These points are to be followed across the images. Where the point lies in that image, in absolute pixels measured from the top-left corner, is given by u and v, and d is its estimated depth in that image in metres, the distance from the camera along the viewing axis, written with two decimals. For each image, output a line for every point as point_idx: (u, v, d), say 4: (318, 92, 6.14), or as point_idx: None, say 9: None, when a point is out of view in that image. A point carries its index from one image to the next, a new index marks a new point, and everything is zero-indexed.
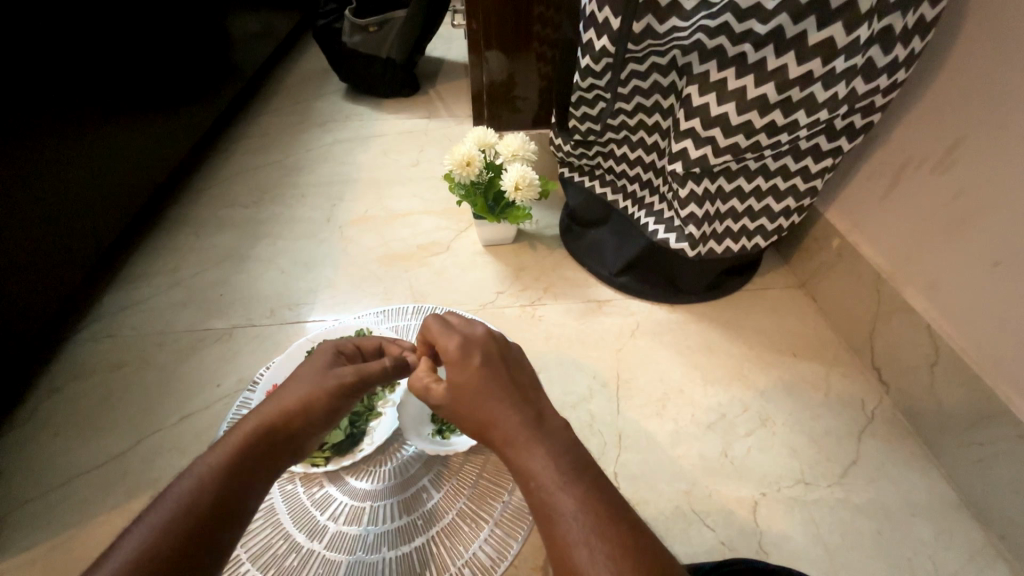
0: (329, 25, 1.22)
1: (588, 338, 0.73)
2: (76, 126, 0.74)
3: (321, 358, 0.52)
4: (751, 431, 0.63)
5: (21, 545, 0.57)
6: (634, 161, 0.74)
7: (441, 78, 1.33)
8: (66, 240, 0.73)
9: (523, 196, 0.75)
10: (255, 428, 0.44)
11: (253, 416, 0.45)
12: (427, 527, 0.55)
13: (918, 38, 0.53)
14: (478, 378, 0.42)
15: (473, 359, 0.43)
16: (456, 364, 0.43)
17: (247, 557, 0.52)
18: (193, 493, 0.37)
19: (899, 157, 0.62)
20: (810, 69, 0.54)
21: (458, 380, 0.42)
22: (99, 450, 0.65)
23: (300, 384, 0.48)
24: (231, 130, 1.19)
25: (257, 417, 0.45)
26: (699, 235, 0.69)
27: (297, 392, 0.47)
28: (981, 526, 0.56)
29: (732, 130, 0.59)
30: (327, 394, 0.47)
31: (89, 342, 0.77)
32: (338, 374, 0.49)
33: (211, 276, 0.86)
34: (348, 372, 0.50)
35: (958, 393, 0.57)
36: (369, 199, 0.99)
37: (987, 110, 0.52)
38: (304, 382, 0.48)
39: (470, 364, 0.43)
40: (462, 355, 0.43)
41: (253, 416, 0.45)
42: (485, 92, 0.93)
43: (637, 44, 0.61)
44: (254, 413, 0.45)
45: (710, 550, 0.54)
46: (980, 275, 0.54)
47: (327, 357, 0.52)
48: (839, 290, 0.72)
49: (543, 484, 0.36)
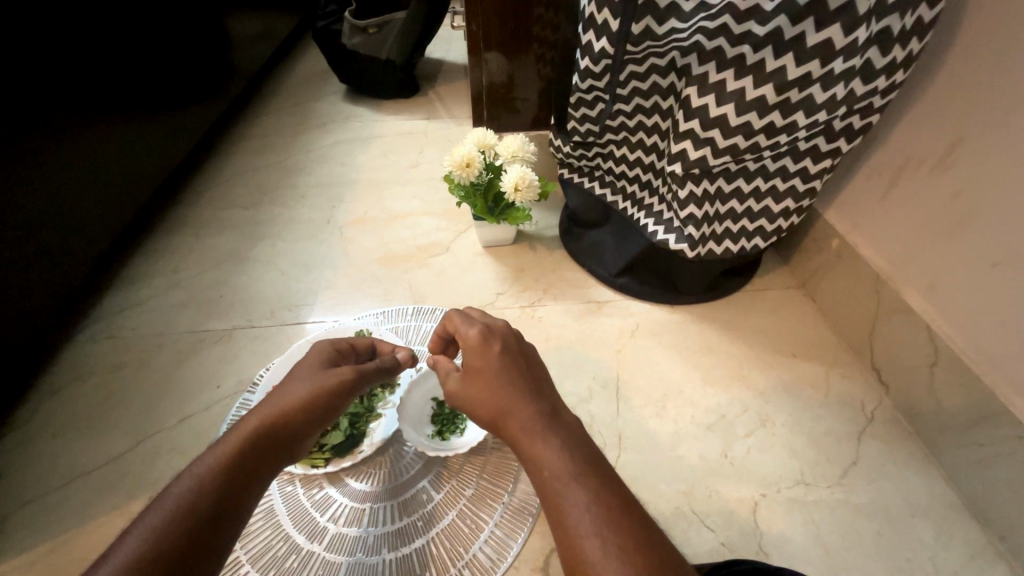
0: (329, 27, 1.21)
1: (588, 338, 0.73)
2: (77, 126, 0.74)
3: (318, 355, 0.52)
4: (751, 432, 0.63)
5: (21, 546, 0.57)
6: (634, 162, 0.75)
7: (441, 79, 1.34)
8: (66, 241, 0.73)
9: (523, 197, 0.75)
10: (256, 427, 0.44)
11: (252, 415, 0.45)
12: (427, 528, 0.55)
13: (916, 39, 0.53)
14: (495, 366, 0.44)
15: (493, 346, 0.45)
16: (477, 350, 0.45)
17: (247, 559, 0.52)
18: (192, 493, 0.37)
19: (898, 158, 0.62)
20: (809, 70, 0.54)
21: (476, 366, 0.45)
22: (99, 451, 0.65)
23: (298, 383, 0.48)
24: (231, 131, 1.20)
25: (255, 417, 0.45)
26: (698, 236, 0.69)
27: (296, 392, 0.47)
28: (982, 527, 0.56)
29: (732, 131, 0.59)
30: (325, 394, 0.48)
31: (89, 343, 0.77)
32: (336, 373, 0.50)
33: (212, 277, 0.86)
34: (346, 371, 0.50)
35: (958, 394, 0.57)
36: (370, 200, 0.99)
37: (987, 110, 0.52)
38: (301, 381, 0.48)
39: (490, 350, 0.45)
40: (484, 342, 0.46)
41: (251, 416, 0.45)
42: (485, 93, 0.93)
43: (637, 45, 0.61)
44: (253, 412, 0.45)
45: (710, 551, 0.54)
46: (980, 275, 0.54)
47: (325, 356, 0.52)
48: (839, 291, 0.72)
49: (555, 474, 0.37)
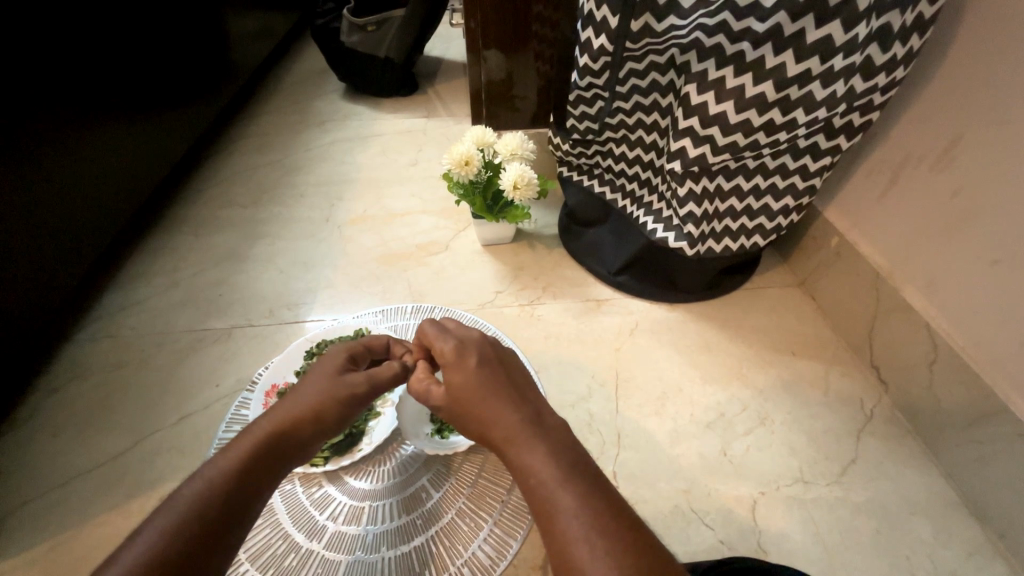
0: (327, 24, 1.22)
1: (587, 337, 0.73)
2: (75, 126, 0.74)
3: (333, 359, 0.52)
4: (750, 430, 0.63)
5: (22, 545, 0.57)
6: (633, 160, 0.74)
7: (440, 78, 1.34)
8: (66, 239, 0.73)
9: (522, 196, 0.75)
10: (266, 431, 0.43)
11: (264, 420, 0.45)
12: (426, 527, 0.55)
13: (916, 35, 0.52)
14: (474, 376, 0.44)
15: (468, 359, 0.46)
16: (454, 363, 0.46)
17: (246, 558, 0.52)
18: (202, 496, 0.37)
19: (898, 154, 0.62)
20: (807, 67, 0.54)
21: (454, 379, 0.45)
22: (99, 449, 0.65)
23: (313, 388, 0.48)
24: (231, 129, 1.20)
25: (267, 422, 0.45)
26: (698, 234, 0.69)
27: (311, 398, 0.47)
28: (980, 524, 0.56)
29: (731, 129, 0.59)
30: (338, 401, 0.48)
31: (89, 342, 0.77)
32: (352, 381, 0.49)
33: (210, 276, 0.86)
34: (360, 378, 0.50)
35: (957, 392, 0.57)
36: (369, 198, 0.99)
37: (989, 107, 0.52)
38: (316, 387, 0.48)
39: (466, 363, 0.46)
40: (459, 355, 0.46)
41: (264, 420, 0.45)
42: (483, 91, 0.93)
43: (635, 42, 0.60)
44: (265, 416, 0.45)
45: (709, 549, 0.54)
46: (979, 274, 0.54)
47: (340, 360, 0.52)
48: (839, 289, 0.72)
49: (542, 481, 0.36)
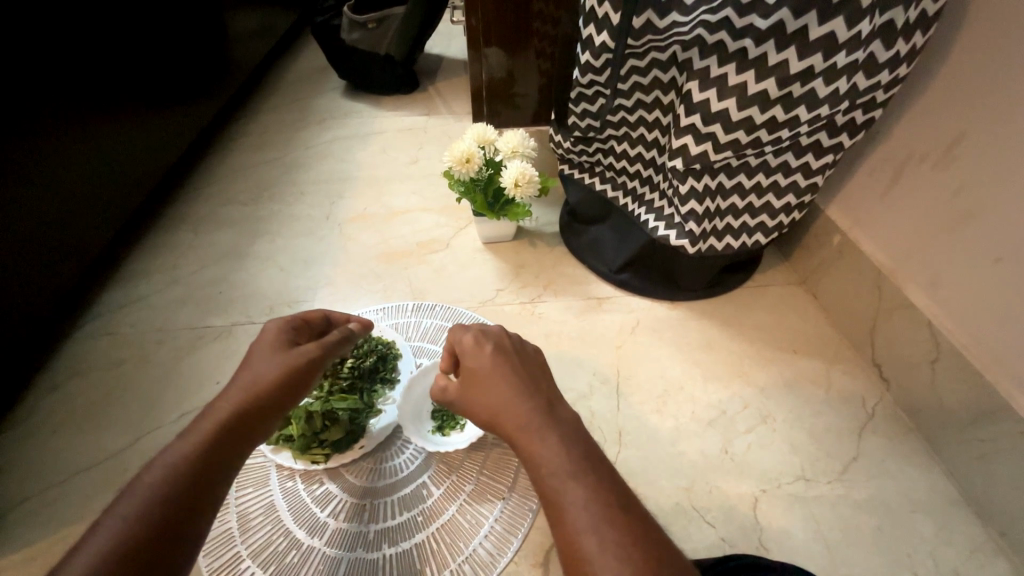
0: (327, 23, 1.22)
1: (588, 335, 0.73)
2: (77, 122, 0.74)
3: (274, 332, 0.49)
4: (751, 428, 0.63)
5: (22, 542, 0.57)
6: (634, 157, 0.74)
7: (440, 75, 1.33)
8: (67, 235, 0.73)
9: (523, 193, 0.74)
10: (227, 413, 0.42)
11: (220, 401, 0.43)
12: (427, 524, 0.55)
13: (919, 32, 0.53)
14: (492, 365, 0.44)
15: (486, 347, 0.46)
16: (471, 353, 0.46)
17: (246, 554, 0.52)
18: (162, 484, 0.37)
19: (899, 153, 0.62)
20: (811, 64, 0.54)
21: (471, 366, 0.45)
22: (100, 446, 0.65)
23: (264, 363, 0.46)
24: (231, 126, 1.19)
25: (226, 402, 0.43)
26: (699, 232, 0.69)
27: (263, 374, 0.45)
28: (981, 522, 0.56)
29: (733, 126, 0.58)
30: (292, 373, 0.46)
31: (89, 338, 0.77)
32: (303, 351, 0.48)
33: (211, 274, 0.85)
34: (310, 349, 0.48)
35: (959, 390, 0.57)
36: (369, 196, 0.98)
37: (989, 108, 0.52)
38: (267, 361, 0.46)
39: (484, 351, 0.46)
40: (476, 345, 0.47)
41: (223, 400, 0.43)
42: (484, 89, 0.93)
43: (637, 39, 0.60)
44: (221, 397, 0.44)
45: (710, 547, 0.54)
46: (982, 271, 0.54)
47: (287, 333, 0.50)
48: (840, 287, 0.72)
49: (553, 471, 0.36)
